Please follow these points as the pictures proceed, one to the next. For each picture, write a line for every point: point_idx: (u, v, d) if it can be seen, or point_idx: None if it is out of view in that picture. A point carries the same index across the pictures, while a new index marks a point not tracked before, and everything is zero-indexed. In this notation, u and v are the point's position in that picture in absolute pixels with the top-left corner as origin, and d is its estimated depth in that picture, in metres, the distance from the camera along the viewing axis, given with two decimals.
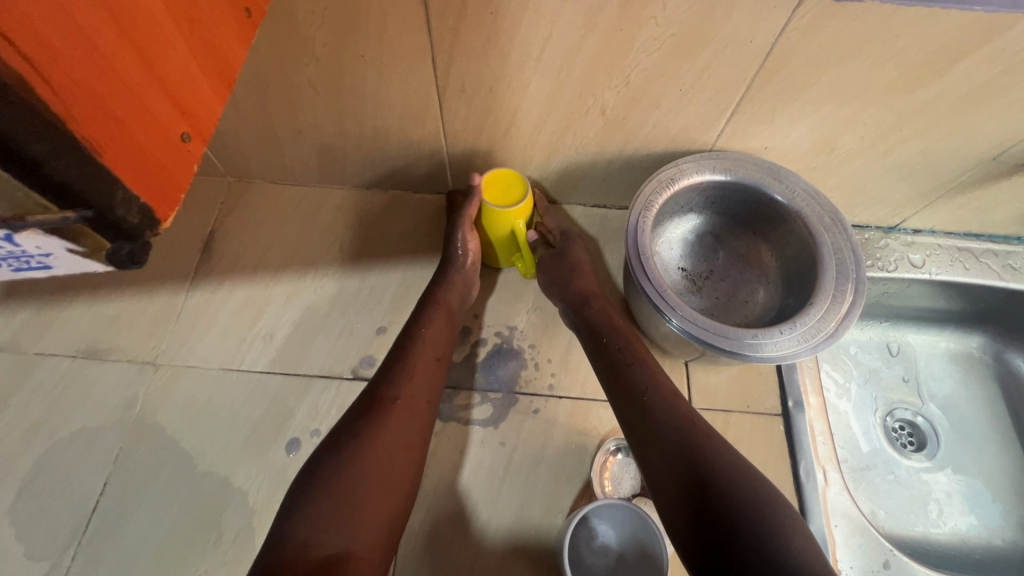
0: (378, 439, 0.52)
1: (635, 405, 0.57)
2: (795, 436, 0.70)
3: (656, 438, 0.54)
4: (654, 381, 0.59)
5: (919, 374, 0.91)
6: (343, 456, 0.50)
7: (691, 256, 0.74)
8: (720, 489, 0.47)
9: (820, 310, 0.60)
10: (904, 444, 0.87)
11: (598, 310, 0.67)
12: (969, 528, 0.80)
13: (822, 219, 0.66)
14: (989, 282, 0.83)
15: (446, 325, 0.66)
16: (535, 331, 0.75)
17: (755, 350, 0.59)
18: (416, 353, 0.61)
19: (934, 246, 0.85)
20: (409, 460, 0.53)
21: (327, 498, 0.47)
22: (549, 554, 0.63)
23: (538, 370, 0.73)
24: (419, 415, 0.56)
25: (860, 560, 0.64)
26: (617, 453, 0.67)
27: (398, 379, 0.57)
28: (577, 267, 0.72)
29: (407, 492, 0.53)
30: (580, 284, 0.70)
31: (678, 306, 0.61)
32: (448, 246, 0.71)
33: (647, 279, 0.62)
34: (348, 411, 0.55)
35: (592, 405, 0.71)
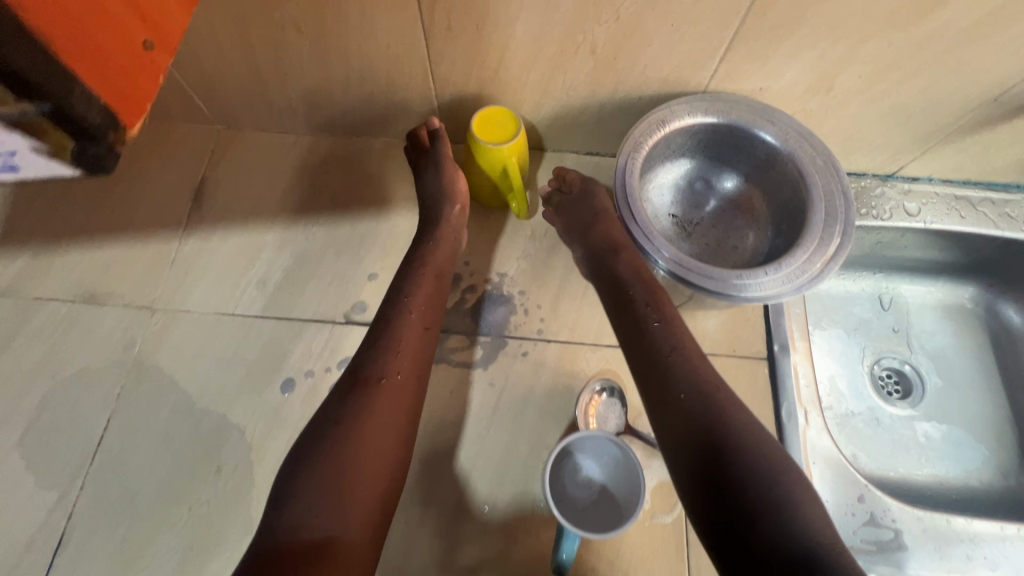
0: (361, 422, 0.52)
1: (655, 365, 0.57)
2: (779, 379, 0.71)
3: (676, 403, 0.54)
4: (677, 344, 0.58)
5: (909, 325, 0.92)
6: (326, 441, 0.50)
7: (682, 202, 0.73)
8: (742, 464, 0.48)
9: (806, 252, 0.60)
10: (890, 392, 0.88)
11: (628, 260, 0.67)
12: (946, 471, 0.82)
13: (815, 161, 0.65)
14: (983, 230, 0.82)
15: (435, 288, 0.64)
16: (525, 277, 0.76)
17: (738, 291, 0.59)
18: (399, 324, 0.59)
19: (931, 194, 0.84)
20: (397, 433, 0.53)
21: (315, 481, 0.48)
22: (534, 487, 0.65)
23: (527, 316, 0.73)
24: (403, 386, 0.56)
25: (835, 494, 0.65)
26: (602, 393, 0.69)
27: (379, 356, 0.57)
28: (601, 214, 0.72)
29: (400, 460, 0.53)
30: (602, 232, 0.70)
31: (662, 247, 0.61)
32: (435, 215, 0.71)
33: (633, 219, 0.63)
34: (330, 395, 0.54)
35: (580, 348, 0.72)
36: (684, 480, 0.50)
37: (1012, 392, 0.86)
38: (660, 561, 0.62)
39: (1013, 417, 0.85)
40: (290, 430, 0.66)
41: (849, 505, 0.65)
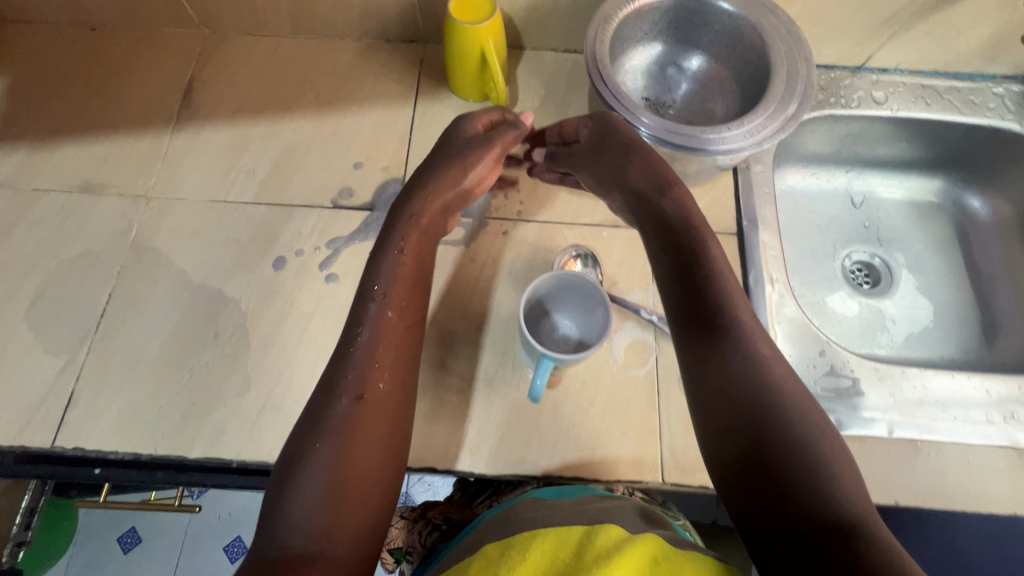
0: (346, 436, 0.49)
1: (698, 338, 0.53)
2: (748, 251, 0.74)
3: (721, 381, 0.50)
4: (729, 313, 0.53)
5: (879, 220, 0.95)
6: (305, 460, 0.48)
7: (654, 86, 0.76)
8: (787, 454, 0.44)
9: (768, 111, 0.64)
10: (860, 283, 0.92)
11: (671, 204, 0.61)
12: (908, 350, 0.87)
13: (778, 30, 0.67)
14: (948, 117, 0.85)
15: (415, 283, 0.59)
16: (505, 165, 0.79)
17: (702, 145, 0.63)
18: (375, 327, 0.55)
19: (899, 84, 0.86)
20: (384, 440, 0.51)
21: (302, 501, 0.46)
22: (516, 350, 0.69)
23: (508, 199, 0.77)
24: (383, 393, 0.52)
25: (797, 350, 0.70)
26: (578, 258, 0.74)
27: (356, 363, 0.53)
28: (633, 151, 0.63)
29: (387, 466, 0.50)
30: (636, 172, 0.63)
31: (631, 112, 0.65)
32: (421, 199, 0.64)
33: (603, 85, 0.66)
34: (305, 412, 0.52)
35: (558, 227, 0.75)
36: (719, 463, 0.48)
37: (976, 276, 0.90)
38: (634, 409, 0.66)
39: (976, 299, 0.89)
40: (282, 301, 0.70)
41: (810, 359, 0.69)
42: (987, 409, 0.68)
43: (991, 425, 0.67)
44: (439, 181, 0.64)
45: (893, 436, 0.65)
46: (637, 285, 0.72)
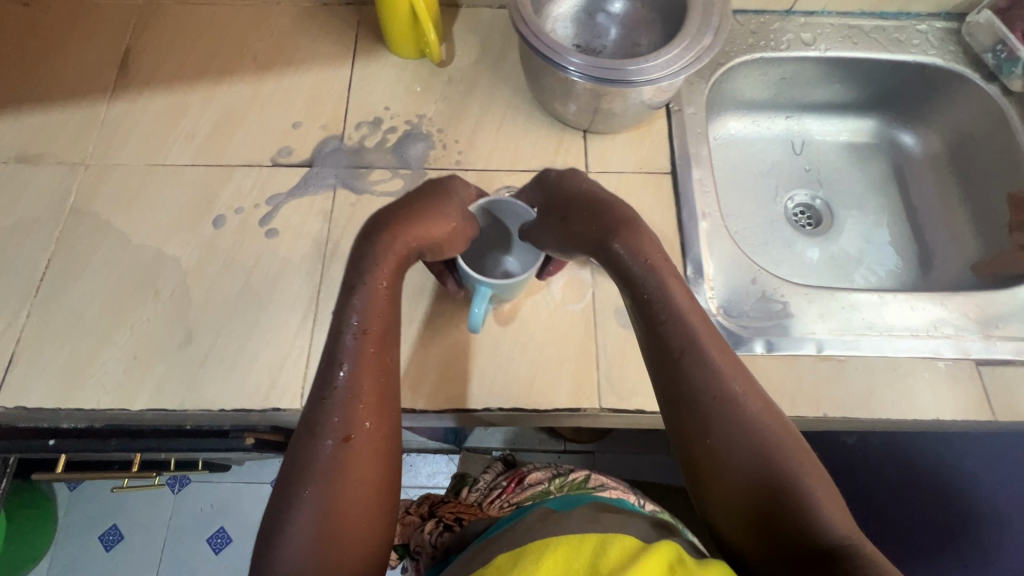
0: (322, 485, 0.49)
1: (671, 390, 0.52)
2: (681, 187, 0.76)
3: (699, 431, 0.51)
4: (708, 362, 0.52)
5: (819, 163, 0.97)
6: (293, 505, 0.48)
7: (583, 31, 0.78)
8: (770, 492, 0.48)
9: (684, 42, 0.66)
10: (803, 225, 0.94)
11: (625, 245, 0.57)
12: (853, 282, 0.89)
13: None
14: (874, 55, 0.87)
15: (389, 315, 0.56)
16: (442, 117, 0.80)
17: (620, 79, 0.66)
18: (353, 368, 0.53)
19: (826, 25, 0.88)
20: (370, 477, 0.50)
21: (292, 546, 0.47)
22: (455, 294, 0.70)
23: (445, 149, 0.78)
24: (363, 435, 0.51)
25: (730, 278, 0.72)
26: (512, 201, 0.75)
27: (331, 406, 0.51)
28: (591, 202, 0.62)
29: (379, 506, 0.51)
30: (587, 220, 0.60)
31: (552, 51, 0.67)
32: (403, 231, 0.58)
33: (524, 25, 0.67)
34: (289, 452, 0.51)
35: (496, 174, 0.77)
36: (703, 496, 0.52)
37: (913, 211, 0.92)
38: (571, 342, 0.67)
39: (914, 233, 0.91)
40: (223, 258, 0.70)
41: (742, 286, 0.71)
42: (912, 324, 0.71)
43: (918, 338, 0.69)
44: (421, 220, 0.59)
45: (825, 353, 0.67)
46: None
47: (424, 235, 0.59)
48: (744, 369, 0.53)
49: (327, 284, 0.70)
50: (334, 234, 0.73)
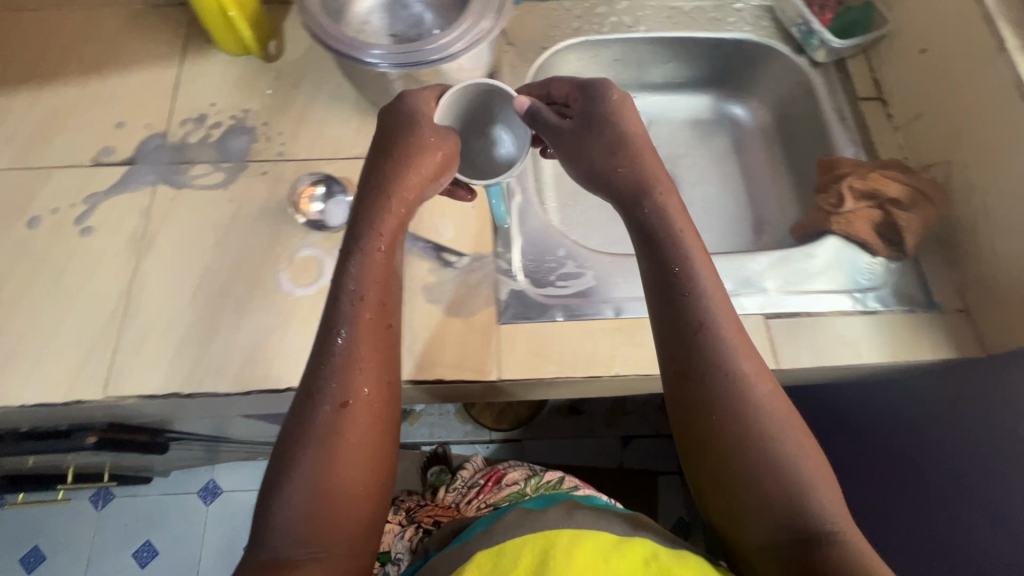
0: (325, 454, 0.49)
1: (676, 349, 0.54)
2: None
3: (700, 393, 0.52)
4: (707, 329, 0.53)
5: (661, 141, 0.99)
6: (286, 473, 0.49)
7: (392, 18, 0.79)
8: (766, 473, 0.49)
9: (462, 29, 0.70)
10: None
11: (653, 203, 0.58)
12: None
13: None
14: (694, 34, 0.91)
15: (386, 281, 0.57)
16: (268, 111, 0.81)
17: (404, 66, 0.70)
18: (350, 332, 0.54)
19: (648, 8, 0.92)
20: (367, 452, 0.51)
21: (289, 510, 0.48)
22: (267, 281, 0.71)
23: (268, 142, 0.80)
24: (368, 406, 0.52)
25: (537, 250, 0.75)
26: (317, 188, 0.76)
27: (337, 376, 0.52)
28: (614, 144, 0.60)
29: (373, 482, 0.51)
30: (620, 171, 0.60)
31: (350, 45, 0.69)
32: (386, 180, 0.59)
33: (314, 19, 0.70)
34: (286, 416, 0.52)
35: (316, 163, 0.78)
36: (693, 458, 0.53)
37: (748, 181, 0.95)
38: None
39: (748, 202, 0.94)
40: (35, 257, 0.71)
41: (549, 257, 0.75)
42: None
43: None
44: (394, 164, 0.59)
45: (615, 317, 0.70)
46: None
47: (417, 180, 0.59)
48: (750, 344, 0.54)
49: (141, 277, 0.71)
50: (152, 228, 0.74)
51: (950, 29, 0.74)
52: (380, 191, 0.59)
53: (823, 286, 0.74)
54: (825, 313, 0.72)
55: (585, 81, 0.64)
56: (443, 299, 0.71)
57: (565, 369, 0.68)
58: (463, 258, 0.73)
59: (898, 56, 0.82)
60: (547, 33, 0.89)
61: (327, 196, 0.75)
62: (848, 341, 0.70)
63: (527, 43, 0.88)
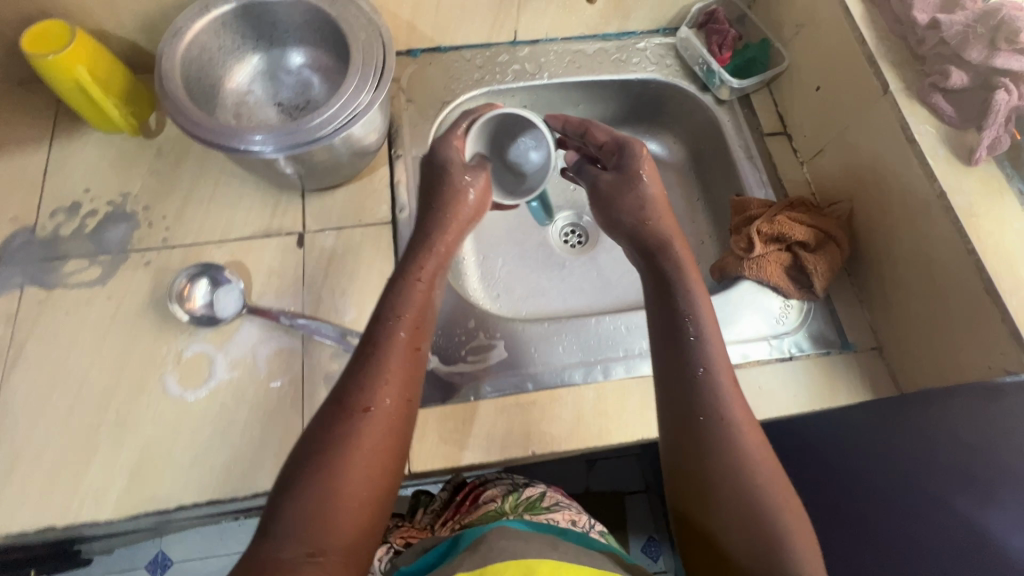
0: (348, 467, 0.45)
1: (688, 354, 0.54)
2: (399, 238, 0.75)
3: (703, 411, 0.51)
4: (709, 346, 0.54)
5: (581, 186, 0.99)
6: (299, 479, 0.44)
7: (277, 92, 0.76)
8: (749, 515, 0.47)
9: (342, 101, 0.65)
10: (573, 244, 0.96)
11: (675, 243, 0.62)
12: (605, 306, 0.91)
13: (358, 20, 0.68)
14: (600, 77, 0.89)
15: (426, 311, 0.56)
16: (149, 194, 0.76)
17: (277, 147, 0.63)
18: (386, 346, 0.51)
19: (551, 52, 0.90)
20: (386, 478, 0.46)
21: (288, 521, 0.42)
22: (152, 386, 0.65)
23: (151, 228, 0.74)
24: (398, 427, 0.48)
25: (446, 324, 0.72)
26: (196, 280, 0.70)
27: (375, 383, 0.49)
28: (644, 196, 0.65)
29: (381, 516, 0.46)
30: (651, 213, 0.64)
31: (205, 126, 0.61)
32: (437, 212, 0.62)
33: (169, 100, 0.61)
34: (312, 418, 0.48)
35: (205, 247, 0.73)
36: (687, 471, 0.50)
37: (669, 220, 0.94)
38: (278, 419, 0.65)
39: None
40: None
41: (459, 330, 0.72)
42: (626, 344, 0.73)
43: (634, 356, 0.72)
44: (443, 203, 0.63)
45: (531, 390, 0.68)
46: (287, 292, 0.71)
47: (456, 227, 0.63)
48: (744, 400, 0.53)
49: (7, 396, 0.64)
50: (20, 338, 0.67)
51: (839, 69, 0.74)
52: (427, 228, 0.62)
53: (740, 335, 0.73)
54: (745, 363, 0.71)
55: (624, 140, 0.68)
56: None
57: (479, 453, 0.64)
58: None
59: (797, 92, 0.83)
60: (448, 87, 0.86)
61: (210, 290, 0.69)
62: (767, 391, 0.69)
63: (427, 99, 0.85)
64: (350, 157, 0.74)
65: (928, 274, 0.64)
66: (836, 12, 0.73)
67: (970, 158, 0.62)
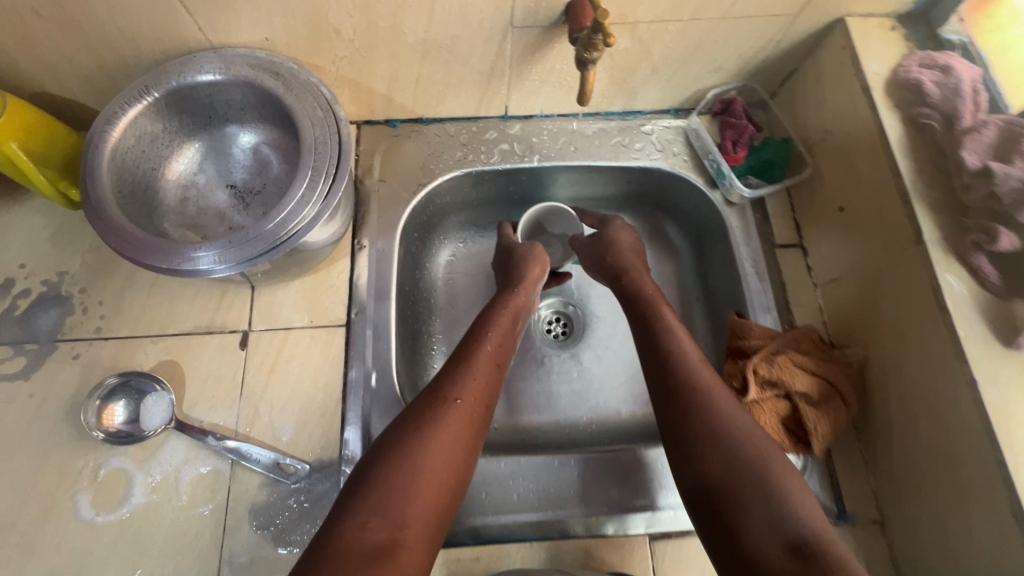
0: (434, 442, 0.50)
1: (676, 351, 0.60)
2: (351, 344, 0.68)
3: (683, 393, 0.56)
4: (682, 348, 0.61)
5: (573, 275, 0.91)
6: (393, 444, 0.50)
7: (232, 171, 0.68)
8: (745, 472, 0.49)
9: (283, 212, 0.57)
10: (556, 335, 0.88)
11: (635, 282, 0.71)
12: (581, 418, 0.81)
13: (313, 112, 0.60)
14: (596, 163, 0.80)
15: (507, 336, 0.65)
16: (87, 274, 0.69)
17: (198, 265, 0.55)
18: (475, 350, 0.61)
19: (543, 131, 0.81)
20: (457, 459, 0.51)
21: (379, 480, 0.47)
22: (62, 506, 0.60)
23: (86, 314, 0.68)
24: (482, 419, 0.55)
25: None
26: (120, 399, 0.64)
27: (463, 378, 0.57)
28: (612, 243, 0.76)
29: (454, 497, 0.50)
30: (614, 258, 0.75)
31: (128, 238, 0.55)
32: (519, 264, 0.74)
33: (92, 200, 0.55)
34: (411, 406, 0.55)
35: (141, 342, 0.67)
36: (683, 449, 0.53)
37: None
38: (194, 555, 0.59)
39: None
40: None
41: None
42: (590, 494, 0.64)
43: (596, 511, 0.63)
44: (528, 253, 0.75)
45: (475, 544, 0.61)
46: (222, 401, 0.65)
47: (537, 275, 0.73)
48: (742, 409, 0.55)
49: None
50: None
51: (867, 195, 0.64)
52: (515, 270, 0.74)
53: None
54: None
55: (605, 215, 0.82)
56: (271, 527, 0.60)
57: None
58: (303, 470, 0.62)
59: (818, 205, 0.72)
60: (425, 166, 0.78)
61: (136, 401, 0.64)
62: None
63: (400, 180, 0.77)
64: (302, 254, 0.66)
65: (947, 467, 0.55)
66: (870, 131, 0.63)
67: (1013, 341, 0.52)
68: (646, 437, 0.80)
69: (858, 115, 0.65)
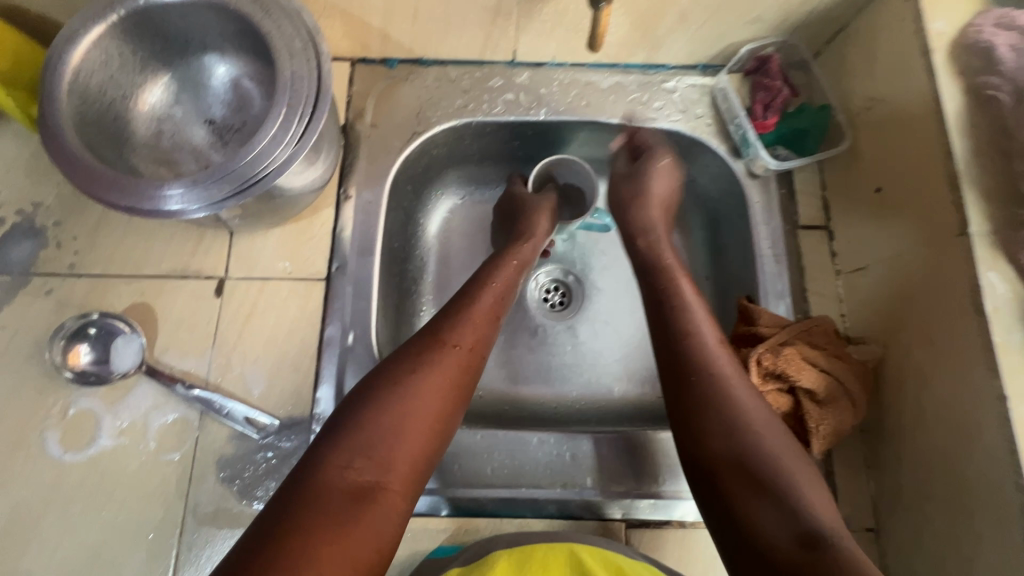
0: (425, 390, 0.47)
1: (687, 314, 0.55)
2: (329, 300, 0.65)
3: (691, 361, 0.51)
4: (697, 323, 0.54)
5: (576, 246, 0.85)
6: (383, 386, 0.47)
7: (210, 104, 0.64)
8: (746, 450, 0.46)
9: (251, 153, 0.51)
10: (554, 305, 0.83)
11: (645, 242, 0.65)
12: (570, 394, 0.77)
13: (292, 43, 0.54)
14: (609, 121, 0.72)
15: (509, 285, 0.60)
16: (62, 206, 0.66)
17: (158, 205, 0.51)
18: (476, 295, 0.56)
19: (553, 81, 0.73)
20: (448, 408, 0.48)
21: (367, 423, 0.45)
22: (31, 442, 0.59)
23: (60, 249, 0.65)
24: (476, 369, 0.52)
25: None
26: (85, 342, 0.61)
27: (461, 327, 0.53)
28: (637, 197, 0.68)
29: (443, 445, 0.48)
30: (636, 216, 0.67)
31: (87, 170, 0.50)
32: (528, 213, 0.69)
33: (52, 124, 0.51)
34: (405, 346, 0.51)
35: (114, 282, 0.64)
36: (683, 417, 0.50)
37: None
38: (160, 500, 0.58)
39: None
40: None
41: None
42: (567, 477, 0.61)
43: (571, 494, 0.60)
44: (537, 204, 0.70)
45: (446, 515, 0.59)
46: (193, 349, 0.63)
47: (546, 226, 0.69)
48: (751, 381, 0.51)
49: None
50: None
51: (912, 176, 0.56)
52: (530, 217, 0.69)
53: None
54: (703, 522, 0.60)
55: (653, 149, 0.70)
56: (238, 480, 0.59)
57: None
58: (273, 426, 0.60)
59: (853, 185, 0.65)
60: (421, 113, 0.71)
61: (103, 342, 0.61)
62: (721, 565, 0.58)
63: (393, 126, 0.71)
64: (281, 201, 0.62)
65: (957, 483, 0.50)
66: (924, 101, 0.55)
67: None
68: (635, 419, 0.76)
69: (912, 82, 0.56)
